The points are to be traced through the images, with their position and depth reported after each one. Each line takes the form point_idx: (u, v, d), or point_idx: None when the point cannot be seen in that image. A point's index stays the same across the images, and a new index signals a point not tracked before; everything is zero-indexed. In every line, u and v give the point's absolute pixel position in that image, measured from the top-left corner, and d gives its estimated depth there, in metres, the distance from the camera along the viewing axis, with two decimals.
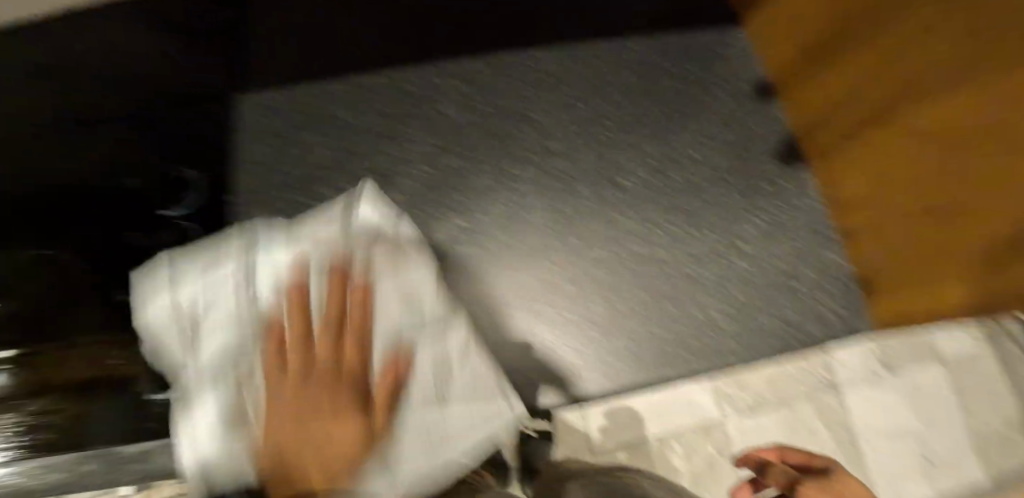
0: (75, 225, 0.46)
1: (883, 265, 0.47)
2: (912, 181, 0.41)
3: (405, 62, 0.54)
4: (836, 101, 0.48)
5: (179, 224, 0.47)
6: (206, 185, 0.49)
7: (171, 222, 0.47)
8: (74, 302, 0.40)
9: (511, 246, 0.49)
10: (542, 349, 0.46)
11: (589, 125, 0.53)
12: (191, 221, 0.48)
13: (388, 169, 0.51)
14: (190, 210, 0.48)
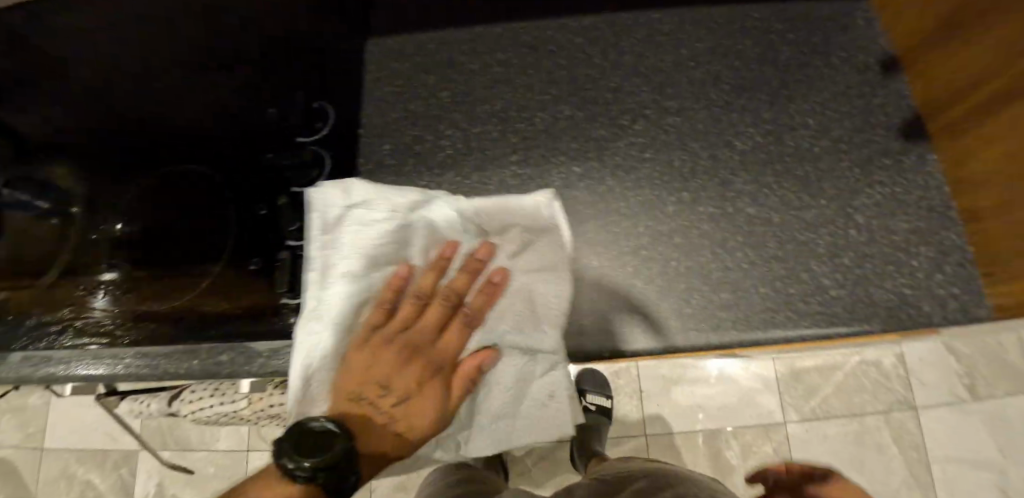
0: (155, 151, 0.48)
1: (986, 236, 0.47)
2: (1000, 154, 0.43)
3: (525, 14, 0.55)
4: (947, 80, 0.48)
5: (311, 149, 0.52)
6: (332, 121, 0.54)
7: (302, 146, 0.52)
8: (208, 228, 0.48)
9: (625, 194, 0.49)
10: (642, 298, 0.46)
11: (705, 86, 0.53)
12: (321, 149, 0.53)
13: (506, 112, 0.51)
14: (320, 140, 0.53)
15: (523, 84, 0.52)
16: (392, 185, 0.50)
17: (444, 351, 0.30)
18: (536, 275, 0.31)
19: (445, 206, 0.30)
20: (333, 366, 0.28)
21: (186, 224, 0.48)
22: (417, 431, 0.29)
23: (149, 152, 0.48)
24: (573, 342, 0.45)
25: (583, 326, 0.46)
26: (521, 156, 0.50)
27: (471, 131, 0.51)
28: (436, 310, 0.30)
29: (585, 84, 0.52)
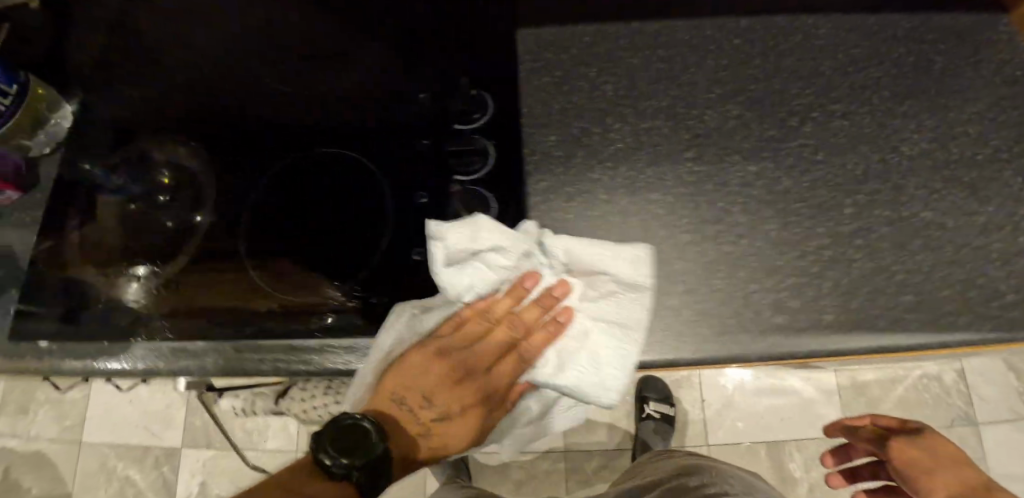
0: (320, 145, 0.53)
1: None
2: None
3: (682, 13, 0.55)
4: None
5: (473, 136, 0.48)
6: (492, 107, 0.50)
7: (463, 132, 0.49)
8: (366, 217, 0.50)
9: (803, 195, 0.49)
10: (833, 297, 0.46)
11: (866, 92, 0.53)
12: (483, 136, 0.48)
13: (675, 109, 0.51)
14: (481, 126, 0.49)
15: (688, 82, 0.52)
16: (564, 176, 0.48)
17: (496, 377, 0.45)
18: (597, 334, 0.44)
19: (548, 258, 0.45)
20: (394, 357, 0.44)
21: (341, 214, 0.51)
22: (455, 448, 0.44)
23: (312, 148, 0.54)
24: (772, 337, 0.45)
25: (784, 322, 0.45)
26: (694, 154, 0.49)
27: (638, 127, 0.50)
28: (496, 344, 0.45)
29: (748, 85, 0.52)
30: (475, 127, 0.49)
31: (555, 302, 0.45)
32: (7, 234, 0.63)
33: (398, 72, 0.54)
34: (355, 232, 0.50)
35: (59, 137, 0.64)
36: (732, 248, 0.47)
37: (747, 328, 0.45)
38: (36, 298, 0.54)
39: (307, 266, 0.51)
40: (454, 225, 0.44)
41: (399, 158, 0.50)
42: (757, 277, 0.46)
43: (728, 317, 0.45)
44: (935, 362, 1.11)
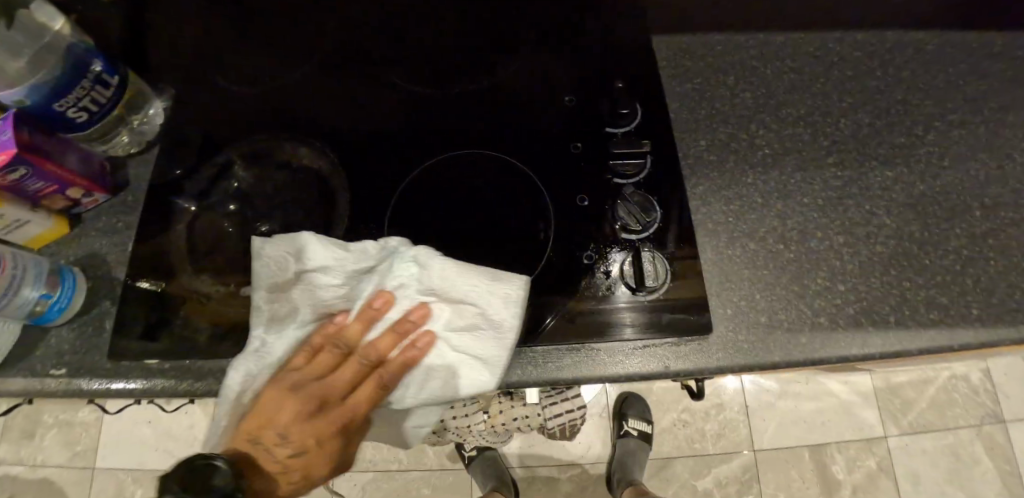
0: (461, 151, 0.52)
1: None
2: None
3: (804, 26, 0.57)
4: None
5: (626, 139, 0.48)
6: (639, 109, 0.50)
7: (614, 136, 0.49)
8: (519, 221, 0.48)
9: (934, 198, 0.52)
10: (975, 295, 0.48)
11: (980, 102, 0.56)
12: (636, 139, 0.49)
13: (812, 117, 0.53)
14: (632, 129, 0.49)
15: (820, 91, 0.54)
16: (719, 182, 0.50)
17: (282, 406, 0.42)
18: (474, 357, 0.41)
19: (411, 277, 0.43)
20: (250, 399, 0.43)
21: (496, 203, 0.49)
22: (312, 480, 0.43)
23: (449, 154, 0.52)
24: (931, 331, 0.46)
25: (938, 317, 0.47)
26: (835, 160, 0.52)
27: (780, 134, 0.52)
28: (343, 379, 0.44)
29: (874, 95, 0.55)
30: (623, 131, 0.49)
31: (411, 329, 0.43)
32: (94, 241, 0.58)
33: (533, 78, 0.54)
34: (506, 237, 0.47)
35: (147, 137, 0.61)
36: (880, 247, 0.49)
37: (903, 323, 0.47)
38: (144, 312, 0.52)
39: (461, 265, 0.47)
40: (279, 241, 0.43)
41: (552, 160, 0.50)
42: (906, 275, 0.48)
43: (888, 313, 0.47)
44: (963, 363, 1.17)
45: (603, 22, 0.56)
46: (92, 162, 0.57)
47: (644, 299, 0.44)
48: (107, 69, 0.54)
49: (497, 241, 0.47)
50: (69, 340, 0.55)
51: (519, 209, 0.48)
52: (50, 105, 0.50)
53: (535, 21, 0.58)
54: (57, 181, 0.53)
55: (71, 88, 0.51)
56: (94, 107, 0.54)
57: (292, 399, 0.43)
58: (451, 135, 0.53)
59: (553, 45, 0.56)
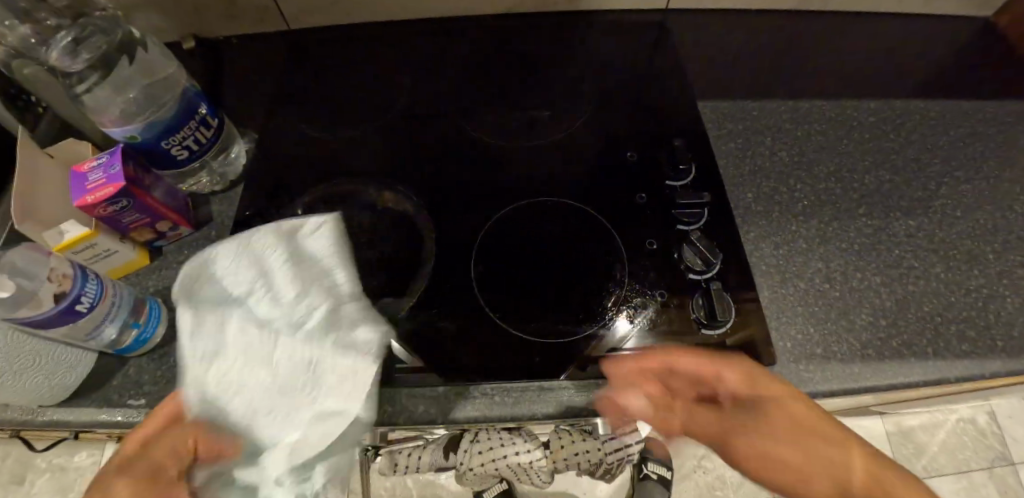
0: (536, 198, 0.57)
1: None
2: None
3: (824, 96, 0.66)
4: None
5: (686, 189, 0.55)
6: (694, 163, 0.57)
7: (674, 186, 0.55)
8: (595, 261, 0.52)
9: (954, 243, 0.58)
10: (999, 328, 0.54)
11: (979, 161, 0.64)
12: (695, 189, 0.55)
13: (839, 172, 0.60)
14: (690, 181, 0.56)
15: (844, 151, 0.62)
16: (766, 226, 0.56)
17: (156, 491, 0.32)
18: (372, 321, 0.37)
19: None
20: None
21: (561, 240, 0.54)
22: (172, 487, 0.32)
23: (525, 201, 0.57)
24: (966, 361, 0.51)
25: (969, 348, 0.52)
26: (864, 209, 0.58)
27: (814, 187, 0.59)
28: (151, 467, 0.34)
29: (891, 154, 0.63)
30: (682, 183, 0.55)
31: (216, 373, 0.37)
32: (174, 275, 0.60)
33: (593, 135, 0.61)
34: (584, 275, 0.52)
35: (230, 177, 0.65)
36: (913, 285, 0.55)
37: (942, 353, 0.52)
38: None
39: (541, 302, 0.51)
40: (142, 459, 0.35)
41: (620, 206, 0.55)
42: (938, 310, 0.54)
43: (926, 345, 0.52)
44: (969, 406, 1.21)
45: (649, 91, 0.65)
46: (178, 199, 0.61)
47: (714, 334, 0.48)
48: (210, 111, 0.59)
49: (568, 274, 0.52)
50: (148, 370, 0.56)
51: (573, 246, 0.54)
52: (159, 142, 0.54)
53: (589, 88, 0.66)
54: (150, 213, 0.57)
55: (179, 128, 0.55)
56: (194, 146, 0.58)
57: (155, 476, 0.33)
58: (523, 184, 0.59)
59: (609, 109, 0.64)
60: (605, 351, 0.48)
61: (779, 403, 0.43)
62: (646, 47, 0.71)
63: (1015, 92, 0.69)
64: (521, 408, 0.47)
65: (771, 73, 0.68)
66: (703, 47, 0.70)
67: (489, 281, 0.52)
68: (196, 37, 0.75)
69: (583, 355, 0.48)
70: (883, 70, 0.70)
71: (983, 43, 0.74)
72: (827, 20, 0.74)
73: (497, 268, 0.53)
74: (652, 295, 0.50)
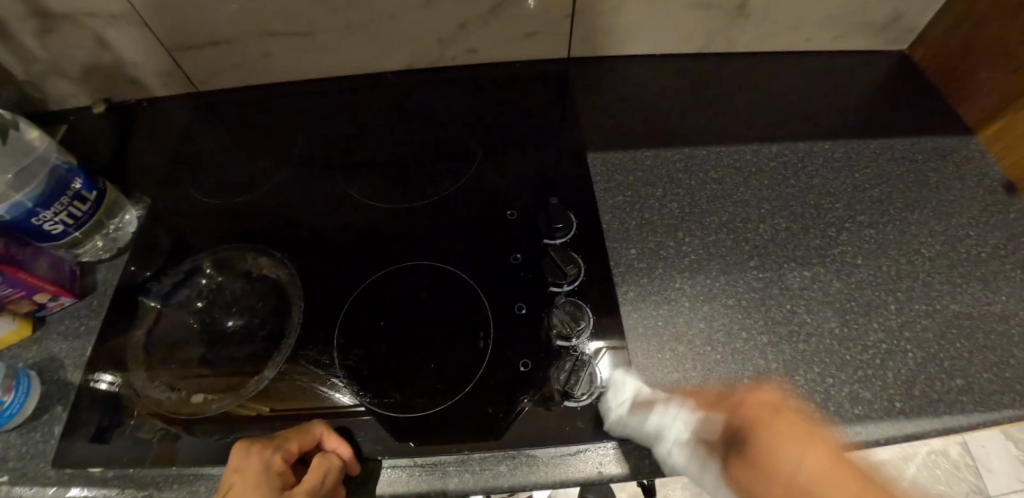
0: (411, 260, 0.57)
1: None
2: None
3: (723, 141, 0.65)
4: None
5: (562, 251, 0.53)
6: (573, 223, 0.56)
7: (550, 248, 0.54)
8: (460, 328, 0.52)
9: (852, 293, 0.56)
10: (896, 387, 0.51)
11: (884, 204, 0.62)
12: (570, 250, 0.54)
13: (734, 222, 0.59)
14: (569, 241, 0.55)
15: (740, 200, 0.60)
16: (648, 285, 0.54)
17: (268, 458, 0.41)
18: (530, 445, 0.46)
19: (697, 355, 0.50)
20: (238, 466, 0.40)
21: (435, 302, 0.54)
22: (260, 459, 0.41)
23: (398, 262, 0.57)
24: (857, 427, 0.48)
25: (863, 412, 0.49)
26: (757, 262, 0.56)
27: (705, 240, 0.57)
28: (259, 464, 0.41)
29: (789, 199, 0.61)
30: (558, 244, 0.54)
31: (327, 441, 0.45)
32: (54, 345, 0.59)
33: (481, 193, 0.61)
34: (450, 342, 0.51)
35: (119, 243, 0.64)
36: (805, 343, 0.52)
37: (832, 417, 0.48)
38: (97, 416, 0.53)
39: (398, 370, 0.50)
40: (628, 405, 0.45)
41: (494, 268, 0.54)
42: (830, 370, 0.51)
43: (815, 410, 0.48)
44: (940, 436, 1.13)
45: (543, 146, 0.64)
46: (62, 270, 0.60)
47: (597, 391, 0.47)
48: (87, 185, 0.59)
49: (431, 333, 0.51)
50: (15, 447, 0.54)
51: (440, 312, 0.53)
52: (29, 220, 0.54)
53: (485, 142, 0.66)
54: (24, 288, 0.55)
55: (48, 204, 0.55)
56: (70, 220, 0.58)
57: (270, 487, 0.39)
58: (402, 246, 0.58)
59: (502, 163, 0.63)
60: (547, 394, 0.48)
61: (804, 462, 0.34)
62: (550, 99, 0.69)
63: (921, 129, 0.68)
64: (369, 487, 0.46)
65: (668, 121, 0.67)
66: (603, 94, 0.69)
67: (356, 342, 0.52)
68: (107, 101, 0.76)
69: (437, 426, 0.47)
70: (790, 113, 0.68)
71: (898, 81, 0.72)
72: (737, 61, 0.72)
73: (366, 329, 0.52)
74: (522, 367, 0.49)
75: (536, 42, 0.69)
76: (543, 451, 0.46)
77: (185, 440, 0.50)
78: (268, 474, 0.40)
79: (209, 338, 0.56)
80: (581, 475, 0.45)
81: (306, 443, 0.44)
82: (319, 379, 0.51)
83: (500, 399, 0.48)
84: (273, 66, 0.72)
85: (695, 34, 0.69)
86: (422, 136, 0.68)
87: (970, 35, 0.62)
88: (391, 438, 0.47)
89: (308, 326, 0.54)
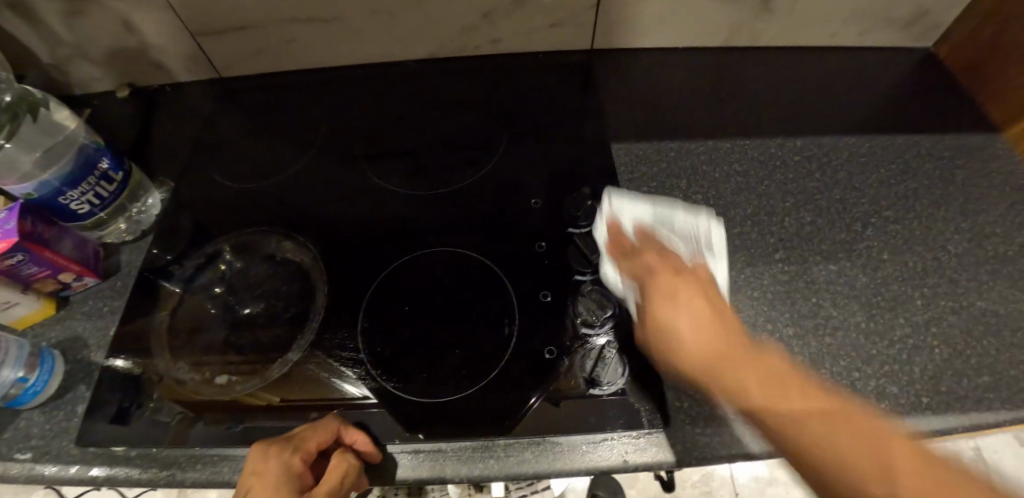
0: (434, 247, 0.57)
1: None
2: None
3: (747, 135, 0.64)
4: None
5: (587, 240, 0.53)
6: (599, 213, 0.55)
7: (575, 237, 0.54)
8: (483, 314, 0.51)
9: (877, 288, 0.55)
10: (924, 383, 0.50)
11: (910, 200, 0.61)
12: (596, 239, 0.53)
13: (758, 215, 0.58)
14: None
15: (764, 194, 0.60)
16: None
17: (285, 460, 0.41)
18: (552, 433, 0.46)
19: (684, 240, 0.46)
20: (254, 469, 0.41)
21: (458, 289, 0.53)
22: (275, 463, 0.41)
23: (422, 249, 0.57)
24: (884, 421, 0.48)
25: (889, 407, 0.49)
26: (782, 255, 0.56)
27: (729, 232, 0.57)
28: (278, 468, 0.40)
29: (814, 194, 0.61)
30: (582, 232, 0.54)
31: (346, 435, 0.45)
32: (78, 325, 0.60)
33: (504, 182, 0.61)
34: (473, 329, 0.51)
35: (144, 225, 0.65)
36: (829, 337, 0.52)
37: None
38: (122, 395, 0.53)
39: (421, 355, 0.50)
40: (627, 209, 0.48)
41: (517, 256, 0.54)
42: (856, 365, 0.51)
43: None
44: None
45: (565, 136, 0.64)
46: (87, 250, 0.60)
47: (617, 387, 0.47)
48: (113, 166, 0.59)
49: (454, 320, 0.51)
50: (39, 424, 0.54)
51: (464, 299, 0.53)
52: (56, 198, 0.54)
53: (507, 132, 0.66)
54: (50, 266, 0.55)
55: (75, 183, 0.55)
56: (96, 200, 0.58)
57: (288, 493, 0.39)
58: (425, 233, 0.58)
59: (525, 153, 0.63)
60: (569, 385, 0.47)
61: (748, 360, 0.35)
62: (573, 90, 0.69)
63: (947, 127, 0.67)
64: (390, 471, 0.46)
65: (692, 114, 0.66)
66: (626, 86, 0.69)
67: (381, 327, 0.52)
68: (131, 86, 0.76)
69: (460, 412, 0.47)
70: (815, 108, 0.68)
71: (924, 78, 0.71)
72: (762, 56, 0.72)
73: (391, 315, 0.52)
74: (546, 355, 0.49)
75: (559, 33, 0.69)
76: (565, 439, 0.46)
77: (210, 421, 0.50)
78: (287, 478, 0.40)
79: (232, 321, 0.56)
80: (604, 464, 0.45)
81: (324, 438, 0.43)
82: (345, 363, 0.51)
83: (523, 387, 0.48)
84: (296, 53, 0.72)
85: (719, 27, 0.68)
86: (444, 125, 0.68)
87: (1000, 31, 0.61)
88: (411, 424, 0.47)
89: (332, 311, 0.54)
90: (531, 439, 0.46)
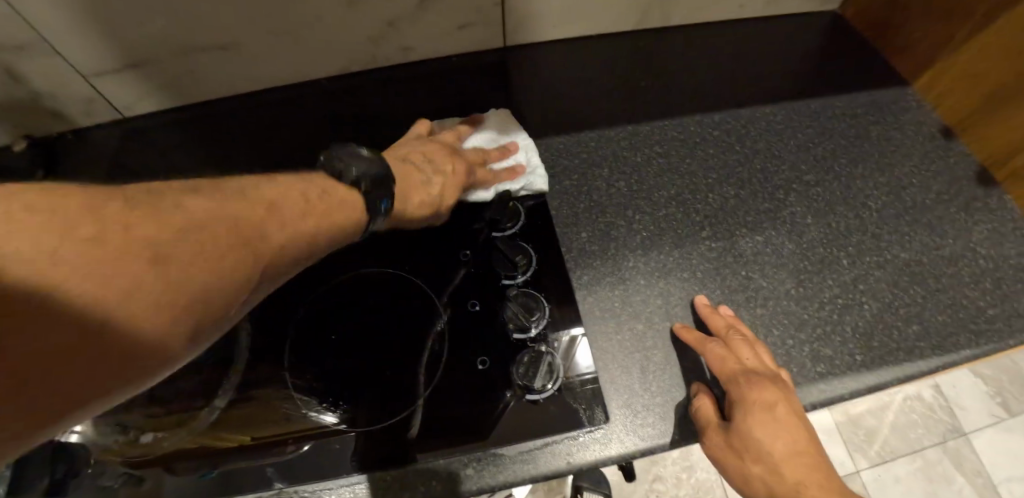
0: (352, 268, 0.54)
1: None
2: None
3: (666, 116, 0.65)
4: (1003, 143, 0.59)
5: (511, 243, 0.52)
6: (520, 214, 0.55)
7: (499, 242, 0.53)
8: (413, 334, 0.50)
9: (804, 252, 0.56)
10: (858, 340, 0.51)
11: (829, 162, 0.63)
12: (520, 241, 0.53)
13: (684, 195, 0.59)
14: (519, 232, 0.54)
15: (687, 172, 0.60)
16: (601, 266, 0.54)
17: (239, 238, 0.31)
18: (498, 445, 0.46)
19: None
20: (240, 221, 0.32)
21: (384, 310, 0.52)
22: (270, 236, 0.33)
23: (339, 273, 0.54)
24: (821, 385, 0.49)
25: (826, 369, 0.50)
26: (709, 232, 0.56)
27: (655, 214, 0.57)
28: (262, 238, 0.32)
29: (737, 166, 0.61)
30: (508, 235, 0.53)
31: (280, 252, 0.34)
32: None
33: None
34: (405, 348, 0.50)
35: None
36: (761, 308, 0.52)
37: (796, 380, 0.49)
38: None
39: (353, 386, 0.49)
40: None
41: (442, 267, 0.53)
42: (790, 331, 0.51)
43: None
44: (913, 383, 1.24)
45: None
46: None
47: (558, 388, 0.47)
48: None
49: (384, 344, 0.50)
50: None
51: (393, 319, 0.51)
52: None
53: None
54: None
55: None
56: None
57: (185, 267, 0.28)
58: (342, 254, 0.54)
59: None
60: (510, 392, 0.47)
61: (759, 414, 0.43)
62: (490, 90, 0.68)
63: (857, 85, 0.69)
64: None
65: (611, 101, 0.66)
66: (543, 80, 0.68)
67: (310, 359, 0.50)
68: (28, 138, 0.71)
69: (402, 436, 0.47)
70: (731, 81, 0.68)
71: (833, 41, 0.73)
72: (674, 35, 0.72)
73: (316, 347, 0.50)
74: (479, 365, 0.48)
75: (470, 34, 0.67)
76: (510, 448, 0.46)
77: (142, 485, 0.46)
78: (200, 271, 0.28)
79: None
80: (550, 467, 0.45)
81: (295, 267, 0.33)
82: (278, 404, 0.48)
83: (461, 401, 0.47)
84: (200, 83, 0.68)
85: (628, 12, 0.68)
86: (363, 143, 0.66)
87: None
88: (356, 454, 0.46)
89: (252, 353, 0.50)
90: (476, 453, 0.46)
